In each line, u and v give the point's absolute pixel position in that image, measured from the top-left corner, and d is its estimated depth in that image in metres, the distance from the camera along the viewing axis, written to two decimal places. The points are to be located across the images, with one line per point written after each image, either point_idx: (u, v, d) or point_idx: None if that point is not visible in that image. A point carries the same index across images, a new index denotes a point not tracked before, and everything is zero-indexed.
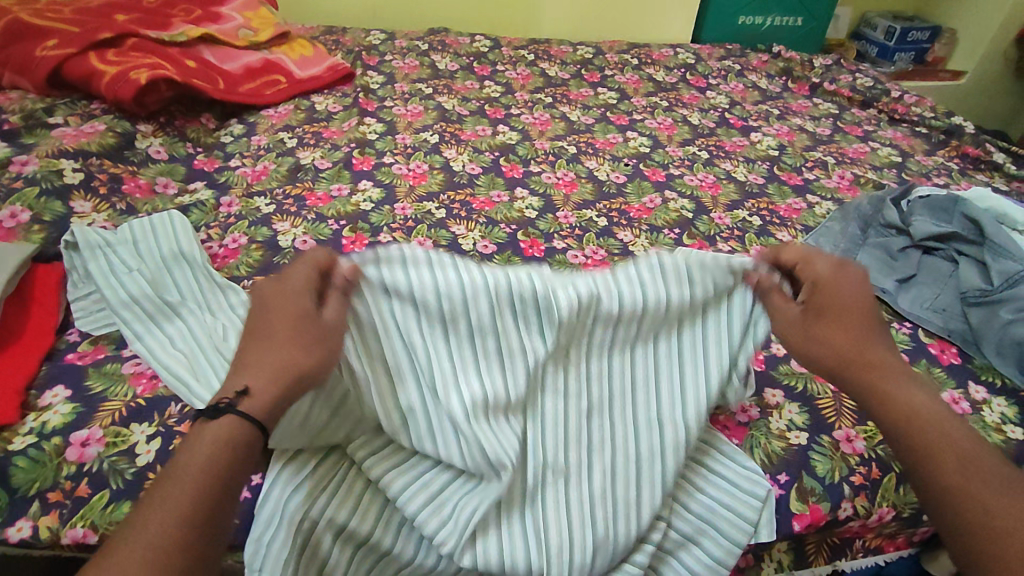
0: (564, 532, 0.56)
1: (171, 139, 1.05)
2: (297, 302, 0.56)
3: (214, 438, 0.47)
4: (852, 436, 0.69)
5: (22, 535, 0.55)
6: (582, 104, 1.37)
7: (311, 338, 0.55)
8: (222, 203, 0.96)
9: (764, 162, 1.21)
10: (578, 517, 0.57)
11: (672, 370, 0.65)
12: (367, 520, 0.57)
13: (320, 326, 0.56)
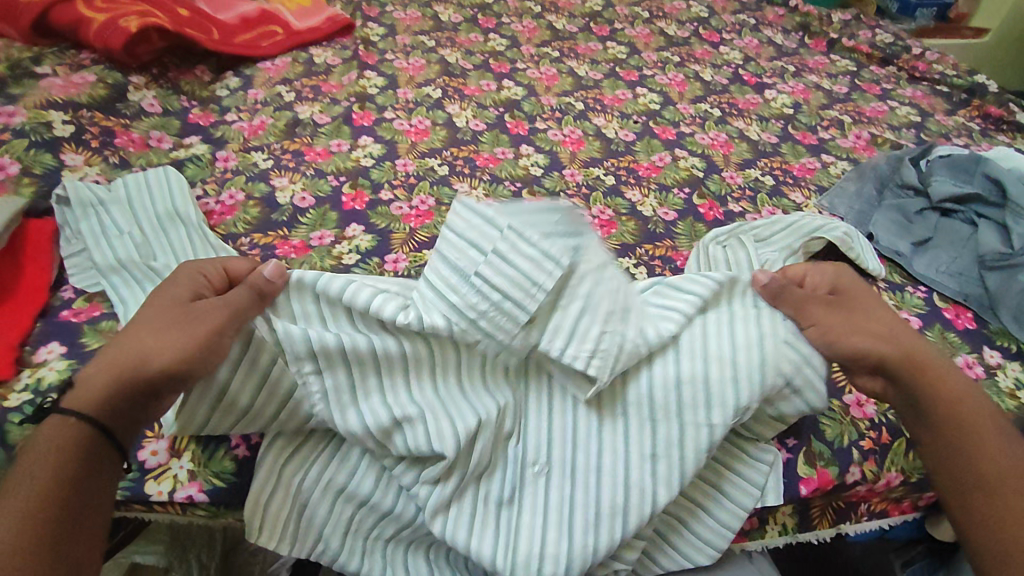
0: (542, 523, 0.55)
1: (164, 91, 1.01)
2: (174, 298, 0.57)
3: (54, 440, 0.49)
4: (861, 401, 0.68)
5: None
6: (590, 59, 1.32)
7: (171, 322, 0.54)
8: (218, 158, 0.93)
9: (778, 121, 1.17)
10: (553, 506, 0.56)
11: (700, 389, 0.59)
12: (369, 476, 0.57)
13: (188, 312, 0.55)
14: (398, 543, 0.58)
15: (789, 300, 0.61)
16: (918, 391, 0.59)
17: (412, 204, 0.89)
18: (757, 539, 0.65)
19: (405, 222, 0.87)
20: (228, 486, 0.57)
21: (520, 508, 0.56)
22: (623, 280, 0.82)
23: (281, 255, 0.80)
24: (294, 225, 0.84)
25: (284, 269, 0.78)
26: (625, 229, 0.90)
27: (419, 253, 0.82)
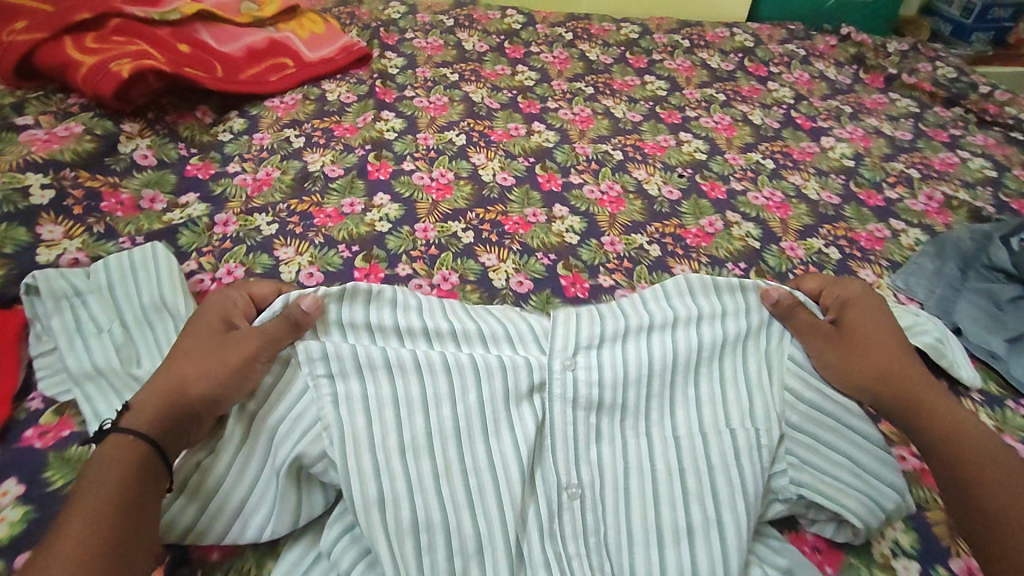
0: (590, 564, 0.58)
1: (160, 139, 0.92)
2: (212, 316, 0.64)
3: (124, 460, 0.52)
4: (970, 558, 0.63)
5: None
6: (627, 96, 1.21)
7: (216, 342, 0.61)
8: (217, 222, 0.84)
9: (839, 176, 1.05)
10: (597, 543, 0.59)
11: (711, 434, 0.63)
12: (399, 482, 0.58)
13: (230, 339, 0.61)
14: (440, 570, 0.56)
15: (799, 322, 0.67)
16: (922, 426, 0.64)
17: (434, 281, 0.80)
18: None
19: None
20: None
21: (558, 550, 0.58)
22: None
23: None
24: None
25: None
26: None
27: None
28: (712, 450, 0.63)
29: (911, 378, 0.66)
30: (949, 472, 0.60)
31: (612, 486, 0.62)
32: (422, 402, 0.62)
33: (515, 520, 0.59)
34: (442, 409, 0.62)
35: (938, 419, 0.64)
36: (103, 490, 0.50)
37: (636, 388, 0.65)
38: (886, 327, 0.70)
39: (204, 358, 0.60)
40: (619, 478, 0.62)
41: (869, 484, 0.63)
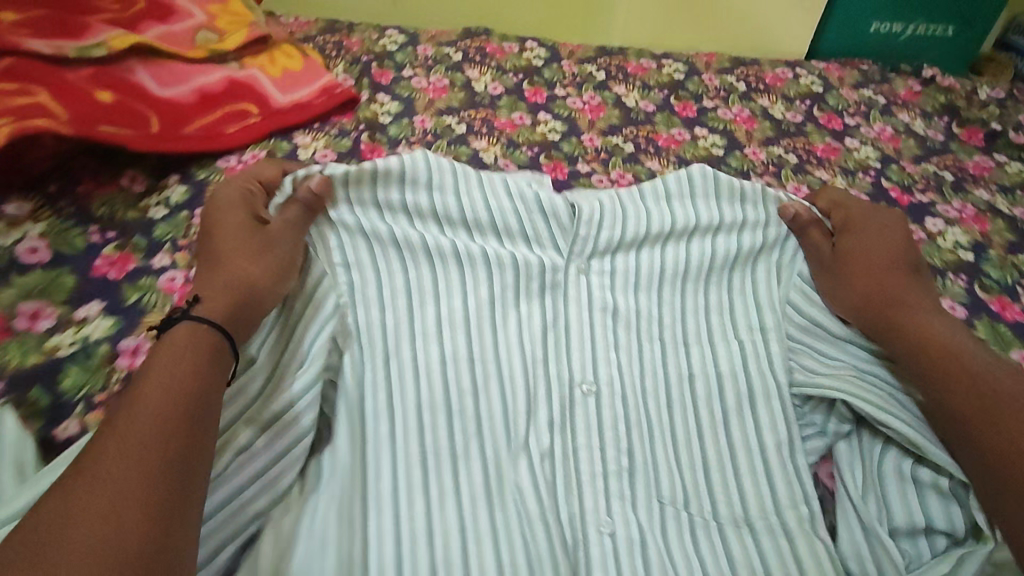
0: (603, 504, 0.60)
1: (59, 224, 0.70)
2: (233, 216, 0.67)
3: (184, 349, 0.51)
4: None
5: None
6: (675, 156, 0.97)
7: (253, 239, 0.65)
8: (122, 352, 0.62)
9: (957, 277, 0.82)
10: (618, 490, 0.61)
11: (722, 338, 0.70)
12: (436, 355, 0.65)
13: (266, 231, 0.66)
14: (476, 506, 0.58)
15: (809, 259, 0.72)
16: (913, 341, 0.63)
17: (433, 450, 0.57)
18: None
19: None
20: None
21: (568, 471, 0.62)
22: None
23: None
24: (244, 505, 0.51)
25: None
26: None
27: None
28: (717, 348, 0.69)
29: (906, 303, 0.67)
30: (914, 359, 0.63)
31: (631, 408, 0.65)
32: (445, 307, 0.68)
33: (524, 425, 0.63)
34: (456, 297, 0.69)
35: (950, 350, 0.61)
36: (160, 398, 0.46)
37: (664, 313, 0.71)
38: (886, 252, 0.72)
39: (256, 254, 0.63)
40: (634, 382, 0.67)
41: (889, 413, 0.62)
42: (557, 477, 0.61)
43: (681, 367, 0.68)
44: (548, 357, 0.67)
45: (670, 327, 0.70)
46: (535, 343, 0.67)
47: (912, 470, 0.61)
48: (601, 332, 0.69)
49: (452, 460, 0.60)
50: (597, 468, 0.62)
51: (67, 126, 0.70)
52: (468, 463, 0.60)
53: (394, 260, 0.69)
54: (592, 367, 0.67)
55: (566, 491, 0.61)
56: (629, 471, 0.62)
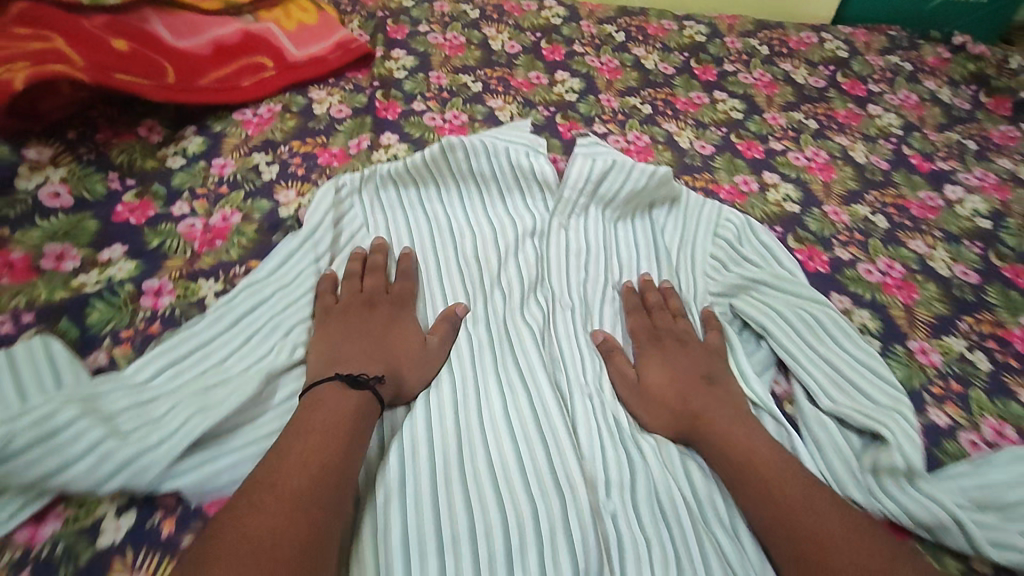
0: (573, 371, 0.61)
1: (81, 169, 0.70)
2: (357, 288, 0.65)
3: (332, 420, 0.50)
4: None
5: None
6: (693, 120, 0.95)
7: (374, 308, 0.63)
8: (146, 291, 0.62)
9: (975, 243, 0.81)
10: (577, 357, 0.62)
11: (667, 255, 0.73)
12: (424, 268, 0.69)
13: (382, 301, 0.64)
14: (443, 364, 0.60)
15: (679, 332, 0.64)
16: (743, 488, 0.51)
17: (448, 353, 0.61)
18: None
19: (439, 402, 0.57)
20: None
21: (533, 345, 0.62)
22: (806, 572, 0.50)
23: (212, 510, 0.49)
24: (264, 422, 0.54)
25: None
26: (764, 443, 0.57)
27: (457, 459, 0.53)
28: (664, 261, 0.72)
29: (706, 398, 0.57)
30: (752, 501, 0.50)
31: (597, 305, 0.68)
32: (440, 234, 0.73)
33: (492, 319, 0.65)
34: (448, 221, 0.74)
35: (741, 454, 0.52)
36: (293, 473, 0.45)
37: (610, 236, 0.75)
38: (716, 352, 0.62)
39: (371, 321, 0.61)
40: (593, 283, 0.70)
41: (816, 325, 0.65)
42: (525, 347, 0.62)
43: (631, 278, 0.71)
44: (518, 259, 0.70)
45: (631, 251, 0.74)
46: (509, 251, 0.71)
47: (842, 338, 0.64)
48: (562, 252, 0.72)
49: (433, 341, 0.62)
50: (576, 355, 0.62)
51: (82, 74, 0.70)
52: (449, 345, 0.62)
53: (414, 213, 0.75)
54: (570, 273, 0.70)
55: (539, 368, 0.60)
56: (591, 357, 0.63)
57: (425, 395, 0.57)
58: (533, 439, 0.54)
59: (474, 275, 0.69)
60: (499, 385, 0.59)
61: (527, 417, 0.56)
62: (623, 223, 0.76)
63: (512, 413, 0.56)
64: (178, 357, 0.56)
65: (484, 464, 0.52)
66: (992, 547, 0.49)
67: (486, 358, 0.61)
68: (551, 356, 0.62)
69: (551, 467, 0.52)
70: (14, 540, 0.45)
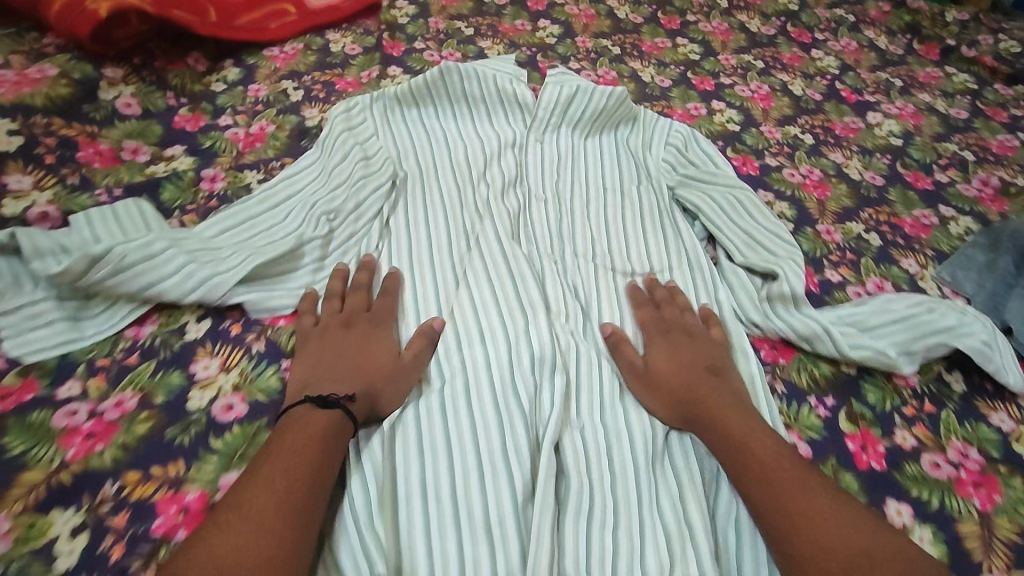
0: (541, 243, 0.77)
1: (145, 87, 0.85)
2: (338, 305, 0.66)
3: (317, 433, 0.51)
4: (979, 472, 0.61)
5: None
6: (656, 59, 1.11)
7: (355, 325, 0.64)
8: (204, 178, 0.78)
9: (885, 155, 0.96)
10: (545, 234, 0.78)
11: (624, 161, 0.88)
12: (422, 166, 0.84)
13: (365, 318, 0.65)
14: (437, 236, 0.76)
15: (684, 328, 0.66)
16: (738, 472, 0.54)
17: (443, 225, 0.77)
18: None
19: (436, 257, 0.73)
20: None
21: (510, 223, 0.77)
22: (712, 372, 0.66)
23: (267, 324, 0.65)
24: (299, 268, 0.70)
25: (268, 342, 0.64)
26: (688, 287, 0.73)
27: (450, 297, 0.69)
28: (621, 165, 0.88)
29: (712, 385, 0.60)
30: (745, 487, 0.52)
31: (563, 198, 0.83)
32: (435, 143, 0.88)
33: (478, 205, 0.80)
34: (443, 133, 0.89)
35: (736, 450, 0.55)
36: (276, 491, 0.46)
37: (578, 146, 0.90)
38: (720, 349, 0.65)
39: (351, 338, 0.62)
40: (562, 182, 0.85)
41: (738, 205, 0.81)
42: (503, 224, 0.77)
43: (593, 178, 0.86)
44: (500, 164, 0.86)
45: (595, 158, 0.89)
46: (493, 158, 0.86)
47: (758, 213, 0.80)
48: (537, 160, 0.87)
49: (429, 220, 0.77)
50: (545, 232, 0.78)
51: (149, 7, 0.87)
52: (442, 223, 0.77)
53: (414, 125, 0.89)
54: (542, 176, 0.86)
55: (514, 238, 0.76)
56: (557, 233, 0.78)
57: (423, 255, 0.73)
58: (507, 285, 0.70)
59: (464, 174, 0.84)
60: (482, 246, 0.75)
61: (503, 270, 0.72)
62: (592, 135, 0.91)
63: (492, 268, 0.72)
64: (233, 216, 0.71)
65: (469, 300, 0.69)
66: (849, 347, 0.66)
67: (472, 231, 0.76)
68: (524, 232, 0.78)
69: (522, 303, 0.68)
70: (125, 335, 0.62)
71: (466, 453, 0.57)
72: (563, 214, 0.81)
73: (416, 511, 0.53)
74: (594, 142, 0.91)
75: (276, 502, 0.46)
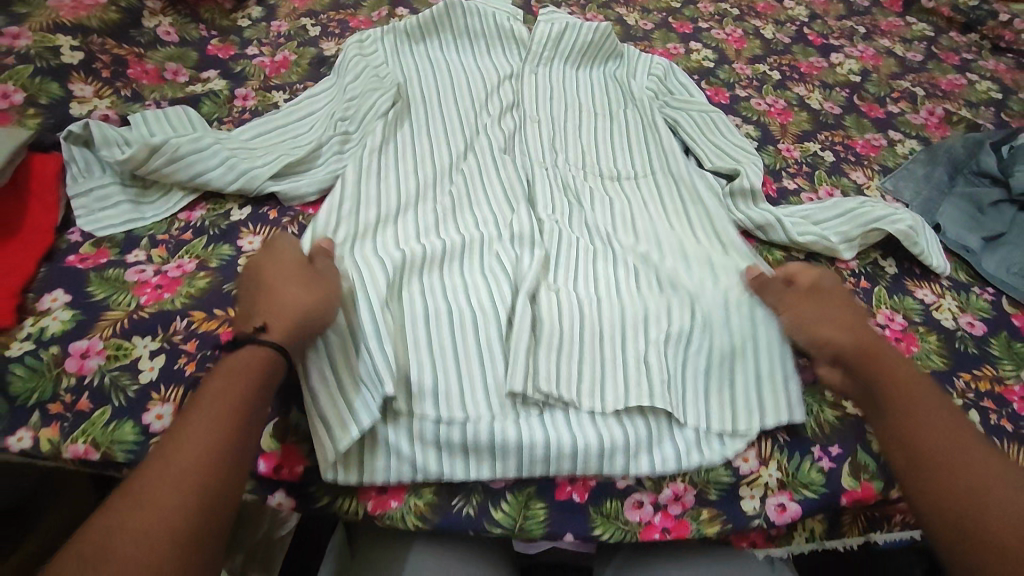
0: (534, 155, 0.87)
1: (181, 20, 0.95)
2: (242, 276, 0.63)
3: (241, 392, 0.49)
4: (901, 331, 0.72)
5: (77, 451, 0.55)
6: (640, 7, 1.21)
7: (259, 273, 0.61)
8: (237, 96, 0.88)
9: (843, 90, 1.07)
10: (537, 146, 0.88)
11: (609, 88, 0.98)
12: (426, 88, 0.93)
13: (261, 261, 0.63)
14: (440, 144, 0.85)
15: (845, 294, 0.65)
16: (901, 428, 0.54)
17: (447, 135, 0.86)
18: (783, 544, 0.64)
19: (443, 160, 0.83)
20: (127, 459, 0.55)
21: (504, 137, 0.87)
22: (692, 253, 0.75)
23: (299, 211, 0.75)
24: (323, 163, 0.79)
25: (301, 224, 0.74)
26: (663, 187, 0.84)
27: (453, 191, 0.79)
28: (608, 92, 0.97)
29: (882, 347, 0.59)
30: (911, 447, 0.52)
31: (554, 116, 0.93)
32: (438, 70, 0.97)
33: (476, 120, 0.90)
34: (445, 62, 0.99)
35: (917, 430, 0.53)
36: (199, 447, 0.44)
37: (568, 75, 0.99)
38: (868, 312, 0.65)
39: (255, 286, 0.60)
40: (554, 104, 0.94)
41: (710, 123, 0.91)
42: (499, 138, 0.87)
43: (582, 100, 0.95)
44: (499, 87, 0.95)
45: (584, 85, 0.98)
46: (490, 83, 0.96)
47: (726, 128, 0.91)
48: (530, 85, 0.97)
49: (434, 131, 0.87)
50: (537, 145, 0.88)
51: None
52: (446, 135, 0.87)
53: (419, 53, 0.99)
54: (535, 98, 0.95)
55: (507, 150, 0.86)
56: (548, 147, 0.88)
57: (428, 159, 0.83)
58: (500, 185, 0.81)
59: (466, 96, 0.93)
60: (483, 152, 0.85)
61: (497, 174, 0.82)
62: (583, 65, 1.00)
63: (487, 171, 0.82)
64: (266, 124, 0.82)
65: (469, 195, 0.79)
66: (798, 234, 0.77)
67: (471, 143, 0.86)
68: (519, 146, 0.88)
69: (513, 200, 0.79)
70: (178, 217, 0.73)
71: (459, 297, 0.67)
72: (555, 130, 0.91)
73: (419, 336, 0.64)
74: (585, 71, 1.00)
75: (191, 479, 0.43)
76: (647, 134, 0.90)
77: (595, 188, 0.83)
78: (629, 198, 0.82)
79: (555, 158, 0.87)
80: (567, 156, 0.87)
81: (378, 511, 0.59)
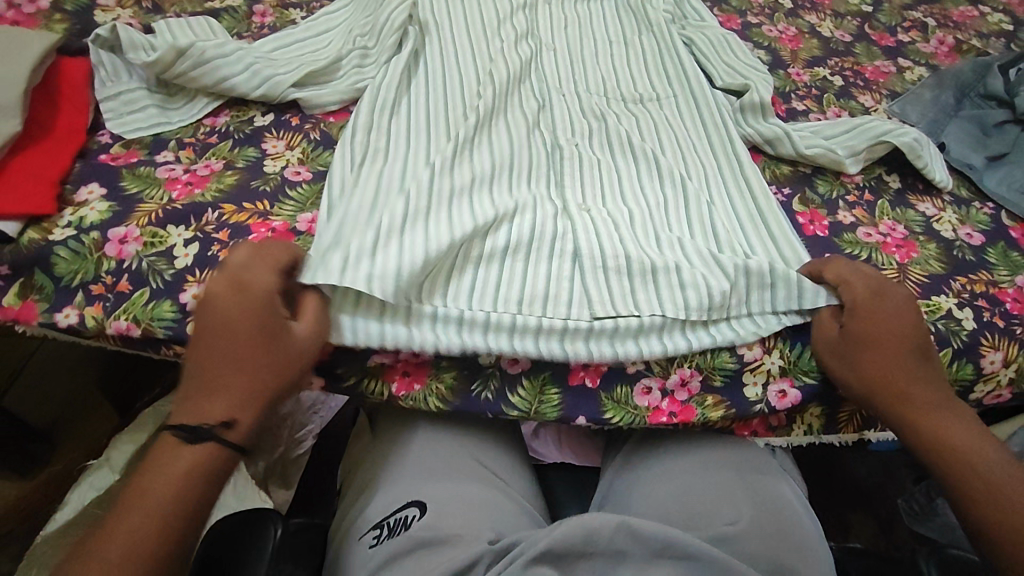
0: (550, 78, 0.86)
1: None
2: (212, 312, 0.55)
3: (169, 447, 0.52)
4: (902, 239, 0.75)
5: (120, 327, 0.58)
6: None
7: (225, 339, 0.54)
8: (255, 12, 0.89)
9: (855, 19, 1.07)
10: (553, 69, 0.87)
11: (625, 11, 0.97)
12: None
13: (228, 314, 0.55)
14: (454, 57, 0.84)
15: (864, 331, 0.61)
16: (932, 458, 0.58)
17: (461, 45, 0.85)
18: (782, 436, 0.67)
19: (459, 70, 0.83)
20: (167, 334, 0.59)
21: (521, 56, 0.86)
22: (700, 170, 0.77)
23: (320, 118, 0.78)
24: (342, 74, 0.80)
25: (322, 131, 0.76)
26: (674, 104, 0.85)
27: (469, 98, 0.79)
28: (623, 15, 0.96)
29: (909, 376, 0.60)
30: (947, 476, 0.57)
31: (570, 39, 0.92)
32: None
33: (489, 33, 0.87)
34: None
35: (960, 457, 0.57)
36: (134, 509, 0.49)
37: None
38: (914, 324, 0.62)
39: (222, 346, 0.54)
40: (570, 27, 0.93)
41: (723, 45, 0.92)
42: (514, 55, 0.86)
43: (598, 23, 0.94)
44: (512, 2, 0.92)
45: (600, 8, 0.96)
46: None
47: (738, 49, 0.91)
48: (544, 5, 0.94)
49: (446, 46, 0.85)
50: (552, 66, 0.88)
51: None
52: (459, 52, 0.85)
53: None
54: (549, 18, 0.93)
55: (526, 74, 0.85)
56: (565, 69, 0.88)
57: (442, 76, 0.82)
58: (516, 103, 0.81)
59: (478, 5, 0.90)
60: (498, 61, 0.84)
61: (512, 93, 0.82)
62: None
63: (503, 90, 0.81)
64: (285, 38, 0.83)
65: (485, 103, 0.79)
66: (805, 147, 0.79)
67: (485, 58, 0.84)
68: (535, 66, 0.87)
69: (530, 116, 0.80)
70: (203, 123, 0.75)
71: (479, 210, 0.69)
72: (571, 52, 0.90)
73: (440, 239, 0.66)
74: None
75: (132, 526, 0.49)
76: (663, 57, 0.90)
77: (609, 104, 0.84)
78: (644, 114, 0.83)
79: (573, 81, 0.87)
80: (583, 79, 0.87)
81: (403, 392, 0.63)
